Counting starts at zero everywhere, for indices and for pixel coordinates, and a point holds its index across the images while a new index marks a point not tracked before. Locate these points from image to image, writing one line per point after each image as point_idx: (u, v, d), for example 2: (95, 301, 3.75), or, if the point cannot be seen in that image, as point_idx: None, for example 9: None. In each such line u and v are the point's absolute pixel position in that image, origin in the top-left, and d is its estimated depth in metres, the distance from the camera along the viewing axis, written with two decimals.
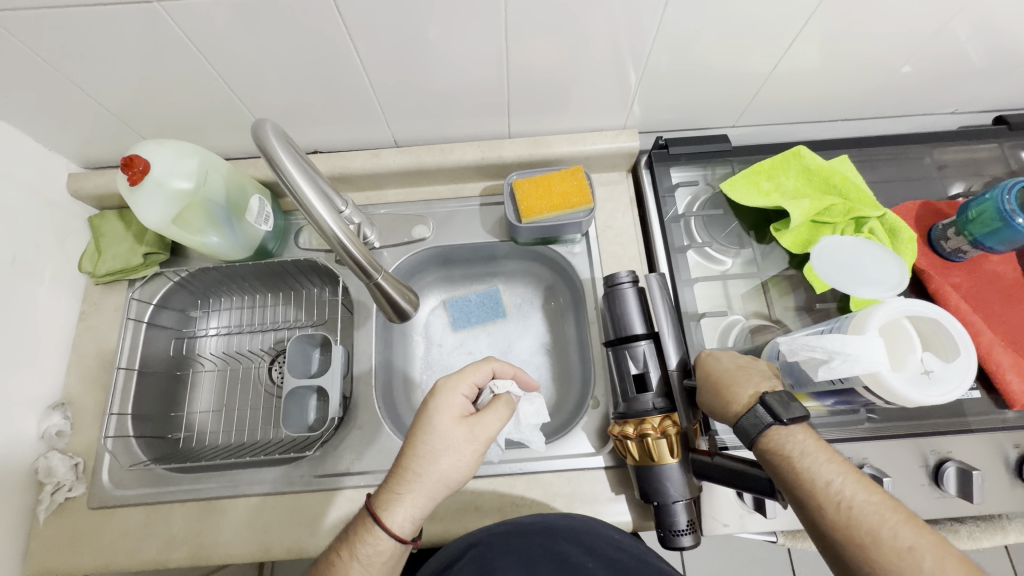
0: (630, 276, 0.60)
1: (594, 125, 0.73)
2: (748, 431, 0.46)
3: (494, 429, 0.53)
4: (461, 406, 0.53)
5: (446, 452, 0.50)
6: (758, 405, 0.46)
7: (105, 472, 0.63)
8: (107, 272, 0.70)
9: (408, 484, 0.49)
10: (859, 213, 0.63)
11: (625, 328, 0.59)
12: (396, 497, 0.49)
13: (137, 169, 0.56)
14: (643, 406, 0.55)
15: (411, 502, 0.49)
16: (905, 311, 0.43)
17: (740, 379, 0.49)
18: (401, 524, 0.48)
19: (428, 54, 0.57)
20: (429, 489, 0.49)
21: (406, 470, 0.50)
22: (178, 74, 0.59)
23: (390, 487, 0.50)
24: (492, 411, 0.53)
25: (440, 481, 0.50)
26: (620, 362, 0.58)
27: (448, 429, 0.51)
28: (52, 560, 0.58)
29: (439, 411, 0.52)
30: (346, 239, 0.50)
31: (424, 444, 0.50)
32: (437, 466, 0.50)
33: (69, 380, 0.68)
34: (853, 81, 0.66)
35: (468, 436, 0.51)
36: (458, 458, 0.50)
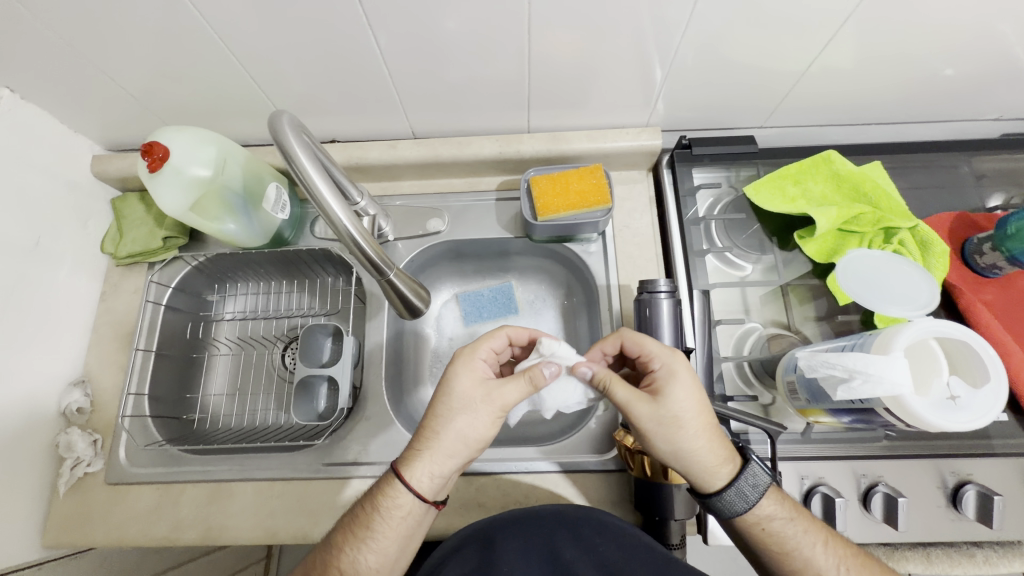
0: (665, 288, 0.57)
1: (615, 122, 0.71)
2: (743, 492, 0.48)
3: (513, 398, 0.50)
4: (481, 370, 0.52)
5: (463, 411, 0.49)
6: (752, 463, 0.49)
7: (121, 450, 0.65)
8: (127, 254, 0.71)
9: (427, 443, 0.49)
10: (888, 223, 0.60)
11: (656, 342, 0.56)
12: (415, 456, 0.49)
13: (156, 156, 0.57)
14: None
15: (430, 458, 0.48)
16: (934, 332, 0.41)
17: (672, 439, 0.48)
18: (420, 481, 0.48)
19: (446, 45, 0.56)
20: (448, 447, 0.48)
21: (424, 430, 0.49)
22: (198, 60, 0.59)
23: (413, 445, 0.50)
24: (513, 382, 0.50)
25: (459, 441, 0.49)
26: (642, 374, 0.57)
27: (464, 390, 0.50)
28: (71, 532, 0.61)
29: (457, 376, 0.51)
30: (358, 233, 0.49)
31: (443, 405, 0.50)
32: (454, 425, 0.49)
33: (89, 359, 0.70)
34: (889, 83, 0.63)
35: (485, 398, 0.49)
36: (474, 418, 0.49)
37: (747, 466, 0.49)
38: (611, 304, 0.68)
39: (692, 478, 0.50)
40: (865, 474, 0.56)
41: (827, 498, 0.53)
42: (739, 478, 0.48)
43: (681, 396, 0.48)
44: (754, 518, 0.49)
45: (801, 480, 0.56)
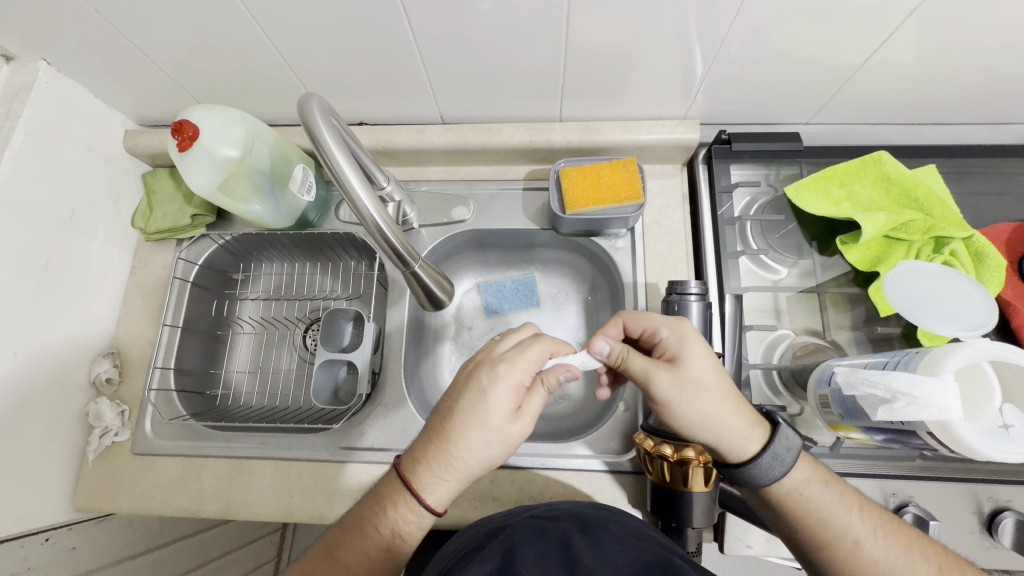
0: (698, 292, 0.55)
1: (651, 113, 0.68)
2: (779, 455, 0.46)
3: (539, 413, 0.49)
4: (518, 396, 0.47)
5: (497, 445, 0.46)
6: (774, 442, 0.46)
7: (147, 422, 0.66)
8: (157, 230, 0.72)
9: (454, 467, 0.46)
10: (941, 232, 0.57)
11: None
12: (429, 467, 0.47)
13: (186, 135, 0.56)
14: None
15: (452, 481, 0.47)
16: (989, 355, 0.38)
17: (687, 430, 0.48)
18: (436, 501, 0.47)
19: (481, 30, 0.54)
20: (470, 473, 0.47)
21: (451, 454, 0.46)
22: (229, 38, 0.58)
23: (427, 466, 0.46)
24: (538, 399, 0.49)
25: (476, 458, 0.46)
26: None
27: (502, 422, 0.46)
28: (99, 498, 0.63)
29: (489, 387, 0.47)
30: (383, 223, 0.48)
31: (473, 427, 0.46)
32: (484, 455, 0.47)
33: (118, 331, 0.71)
34: (953, 81, 0.59)
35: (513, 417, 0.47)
36: (504, 446, 0.47)
37: (769, 447, 0.46)
38: (636, 303, 0.66)
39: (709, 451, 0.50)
40: (894, 493, 0.54)
41: None
42: (777, 441, 0.46)
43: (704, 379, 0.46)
44: (792, 484, 0.47)
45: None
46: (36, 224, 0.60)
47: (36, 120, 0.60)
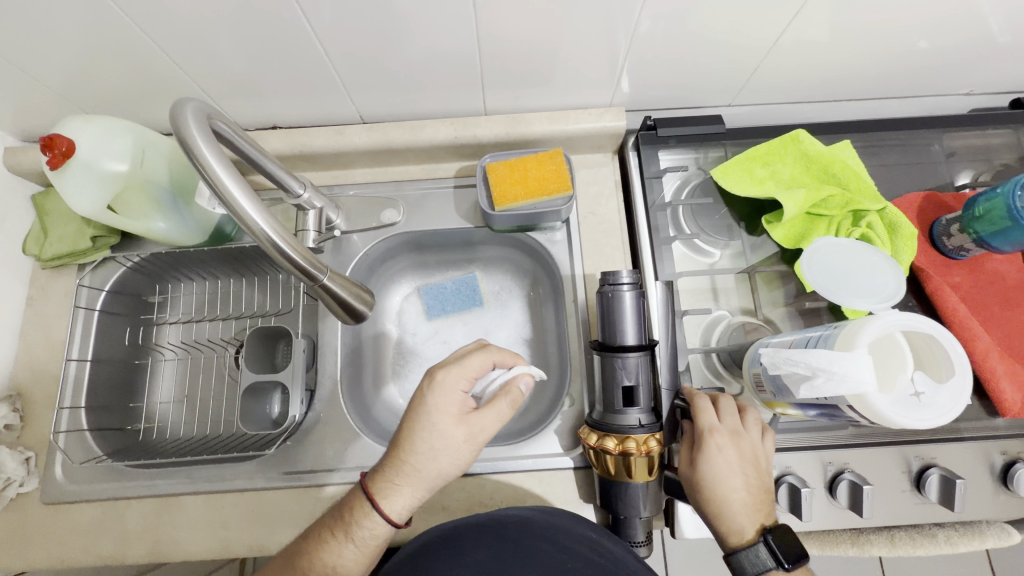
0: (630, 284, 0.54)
1: (578, 102, 0.67)
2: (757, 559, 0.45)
3: (494, 428, 0.49)
4: (459, 405, 0.48)
5: (443, 455, 0.47)
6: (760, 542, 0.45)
7: (58, 467, 0.61)
8: (53, 256, 0.65)
9: (407, 476, 0.47)
10: (858, 205, 0.59)
11: (622, 338, 0.53)
12: (384, 479, 0.48)
13: (58, 150, 0.51)
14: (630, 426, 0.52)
15: (410, 493, 0.48)
16: (900, 326, 0.39)
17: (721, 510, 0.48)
18: (393, 508, 0.47)
19: (385, 21, 0.51)
20: (427, 483, 0.48)
21: (401, 460, 0.48)
22: (109, 40, 0.52)
23: (385, 475, 0.48)
24: (493, 410, 0.49)
25: (420, 473, 0.48)
26: (609, 372, 0.54)
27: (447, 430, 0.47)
28: (8, 555, 0.57)
29: (436, 408, 0.47)
30: (278, 237, 0.43)
31: (421, 439, 0.47)
32: (434, 464, 0.47)
33: (17, 371, 0.64)
34: (860, 57, 0.60)
35: (435, 423, 0.47)
36: (455, 457, 0.48)
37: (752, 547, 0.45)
38: (576, 295, 0.66)
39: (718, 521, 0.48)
40: (831, 462, 0.55)
41: (792, 489, 0.53)
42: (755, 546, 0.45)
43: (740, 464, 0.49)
44: None
45: None
46: None
47: None
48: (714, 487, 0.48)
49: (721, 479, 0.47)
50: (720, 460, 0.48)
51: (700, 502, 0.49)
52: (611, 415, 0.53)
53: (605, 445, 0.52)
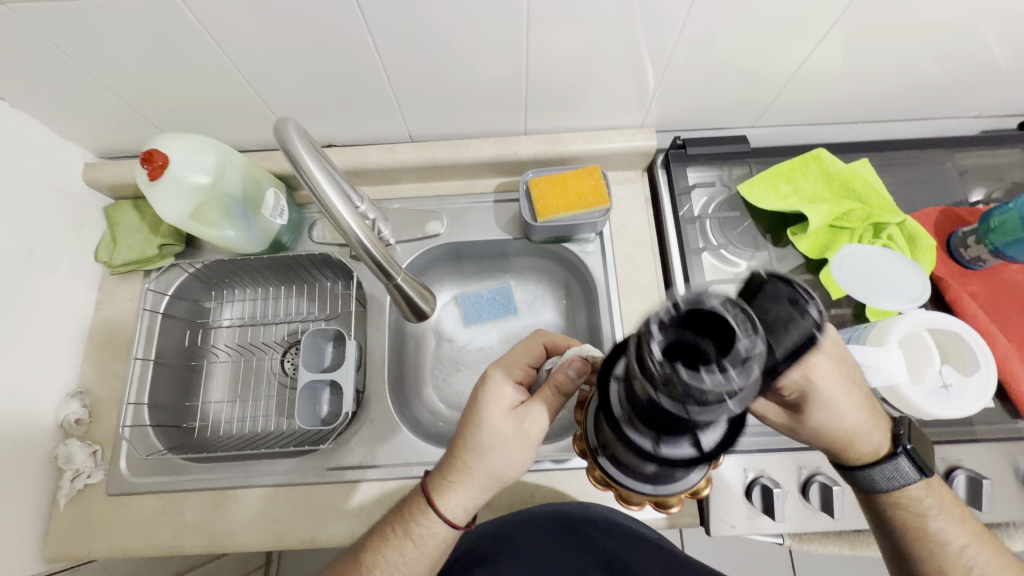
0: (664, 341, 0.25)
1: (611, 123, 0.72)
2: (898, 472, 0.44)
3: (544, 422, 0.46)
4: (509, 398, 0.47)
5: (495, 448, 0.46)
6: (902, 456, 0.44)
7: (123, 460, 0.64)
8: (123, 262, 0.71)
9: (462, 474, 0.47)
10: (877, 219, 0.62)
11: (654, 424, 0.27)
12: (445, 484, 0.48)
13: (156, 164, 0.57)
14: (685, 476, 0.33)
15: (463, 491, 0.47)
16: (928, 324, 0.43)
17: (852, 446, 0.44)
18: (454, 512, 0.48)
19: (445, 49, 0.57)
20: (480, 482, 0.47)
21: (456, 460, 0.47)
22: (192, 63, 0.58)
23: (441, 473, 0.48)
24: (538, 400, 0.46)
25: (479, 473, 0.47)
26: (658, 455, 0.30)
27: (494, 423, 0.46)
28: (71, 546, 0.60)
29: (485, 402, 0.47)
30: (365, 237, 0.52)
31: (471, 438, 0.46)
32: (485, 461, 0.46)
33: (85, 369, 0.69)
34: (877, 82, 0.65)
35: (482, 419, 0.46)
36: (506, 453, 0.46)
37: (895, 460, 0.44)
38: (610, 300, 0.69)
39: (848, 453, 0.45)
40: None
41: (824, 488, 0.55)
42: (880, 467, 0.44)
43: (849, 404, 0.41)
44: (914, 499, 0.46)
45: (797, 471, 0.57)
46: None
47: None
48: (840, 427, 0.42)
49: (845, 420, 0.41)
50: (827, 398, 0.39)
51: (832, 442, 0.43)
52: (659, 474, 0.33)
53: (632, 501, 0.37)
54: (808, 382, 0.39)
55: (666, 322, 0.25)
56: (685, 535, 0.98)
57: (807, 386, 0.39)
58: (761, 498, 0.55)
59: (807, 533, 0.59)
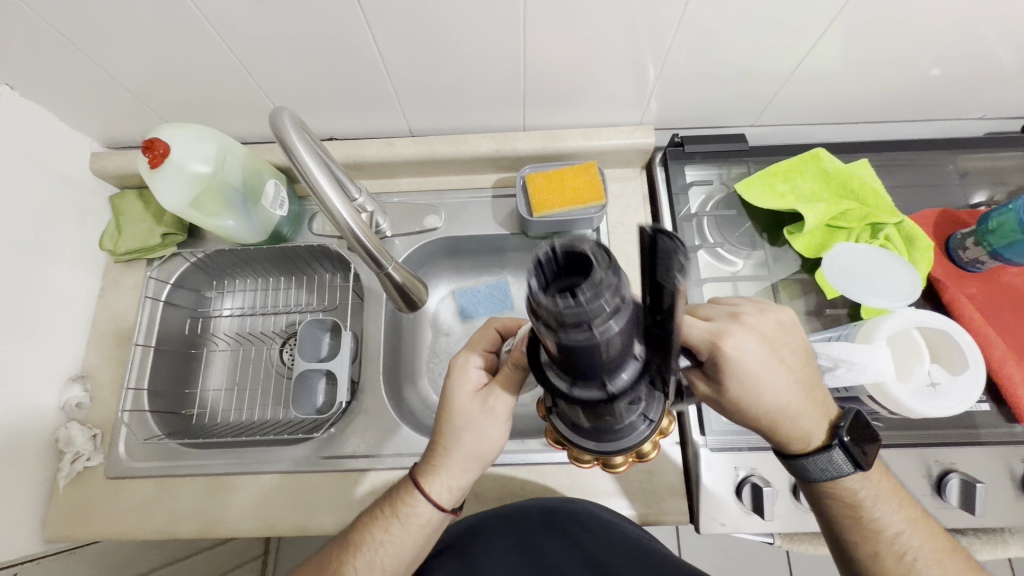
0: (613, 298, 0.24)
1: (610, 120, 0.72)
2: (832, 463, 0.43)
3: (510, 400, 0.45)
4: (475, 380, 0.47)
5: (468, 430, 0.47)
6: (836, 448, 0.43)
7: (122, 444, 0.65)
8: (127, 250, 0.72)
9: (442, 457, 0.48)
10: (875, 219, 0.62)
11: (614, 372, 0.29)
12: (428, 467, 0.48)
13: (157, 152, 0.58)
14: (634, 435, 0.34)
15: (446, 475, 0.48)
16: (915, 321, 0.43)
17: (787, 428, 0.43)
18: (439, 493, 0.48)
19: (444, 44, 0.58)
20: (462, 463, 0.48)
21: (436, 444, 0.48)
22: (195, 55, 0.59)
23: (426, 457, 0.49)
24: (502, 380, 0.45)
25: (458, 455, 0.47)
26: (600, 411, 0.32)
27: (463, 405, 0.47)
28: (69, 526, 0.61)
29: (453, 388, 0.47)
30: (358, 228, 0.53)
31: (444, 421, 0.48)
32: (463, 442, 0.47)
33: (87, 354, 0.70)
34: (876, 82, 0.65)
35: (452, 403, 0.47)
36: (481, 433, 0.47)
37: (828, 451, 0.43)
38: None
39: (783, 438, 0.43)
40: None
41: None
42: (812, 458, 0.44)
43: (772, 379, 0.40)
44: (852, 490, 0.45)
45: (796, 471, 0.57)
46: None
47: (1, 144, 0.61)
48: (761, 402, 0.41)
49: (764, 393, 0.40)
50: (741, 370, 0.39)
51: (758, 424, 0.42)
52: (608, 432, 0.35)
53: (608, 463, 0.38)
54: (717, 350, 0.39)
55: (546, 272, 0.25)
56: (681, 536, 0.97)
57: (718, 354, 0.39)
58: (751, 496, 0.55)
59: (798, 532, 0.59)
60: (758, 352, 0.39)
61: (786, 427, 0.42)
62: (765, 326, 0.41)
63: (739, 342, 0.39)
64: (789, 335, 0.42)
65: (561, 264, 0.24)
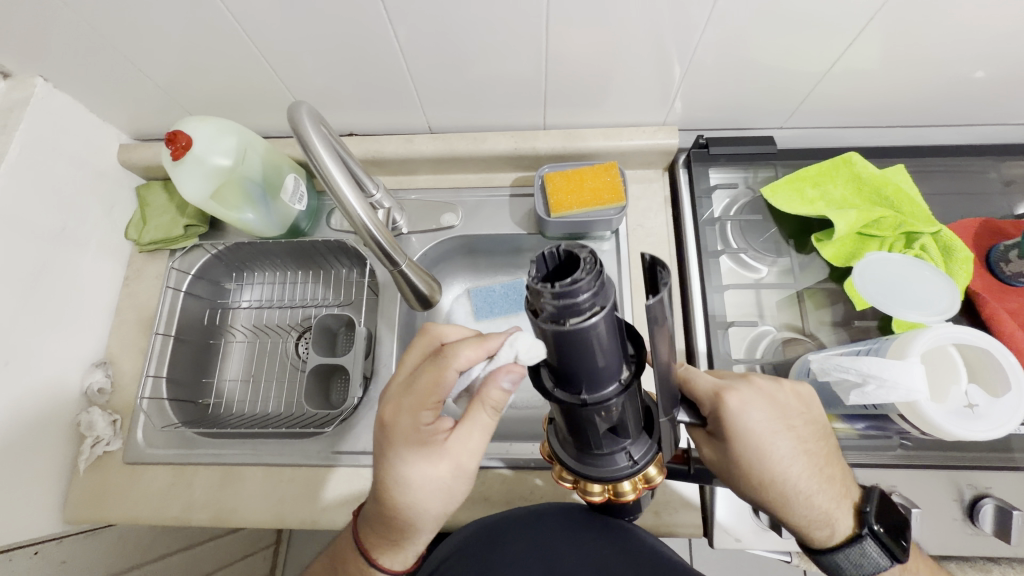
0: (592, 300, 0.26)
1: (632, 120, 0.71)
2: (864, 556, 0.42)
3: (480, 444, 0.42)
4: (432, 434, 0.42)
5: (434, 492, 0.42)
6: (867, 538, 0.42)
7: (139, 431, 0.66)
8: (150, 241, 0.73)
9: (403, 529, 0.44)
10: (910, 228, 0.59)
11: (597, 385, 0.31)
12: (381, 542, 0.45)
13: (180, 145, 0.59)
14: (613, 465, 0.37)
15: (408, 541, 0.45)
16: (951, 338, 0.41)
17: (796, 503, 0.42)
18: (395, 560, 0.46)
19: (465, 42, 0.57)
20: (430, 526, 0.44)
21: (393, 519, 0.43)
22: (219, 49, 0.60)
23: (374, 531, 0.45)
24: (471, 424, 0.41)
25: (423, 521, 0.43)
26: (581, 429, 0.35)
27: (426, 472, 0.41)
28: (87, 510, 0.62)
29: (409, 452, 0.41)
30: (372, 224, 0.53)
31: (402, 496, 0.42)
32: (429, 509, 0.42)
33: (110, 342, 0.72)
34: (915, 85, 0.62)
35: (411, 474, 0.41)
36: (451, 491, 0.42)
37: (858, 542, 0.42)
38: (622, 299, 0.67)
39: (794, 514, 0.43)
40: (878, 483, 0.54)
41: None
42: (841, 551, 0.43)
43: (778, 445, 0.41)
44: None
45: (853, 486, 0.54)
46: (28, 235, 0.61)
47: (33, 133, 0.62)
48: (769, 468, 0.42)
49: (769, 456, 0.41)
50: (747, 433, 0.41)
51: (766, 493, 0.43)
52: (591, 455, 0.38)
53: (588, 491, 0.39)
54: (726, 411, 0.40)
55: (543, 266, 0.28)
56: (693, 546, 0.95)
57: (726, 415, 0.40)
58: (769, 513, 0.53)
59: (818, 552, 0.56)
60: (765, 415, 0.41)
61: (798, 504, 0.42)
62: (778, 392, 0.43)
63: (744, 399, 0.41)
64: (803, 405, 0.44)
65: (561, 263, 0.28)
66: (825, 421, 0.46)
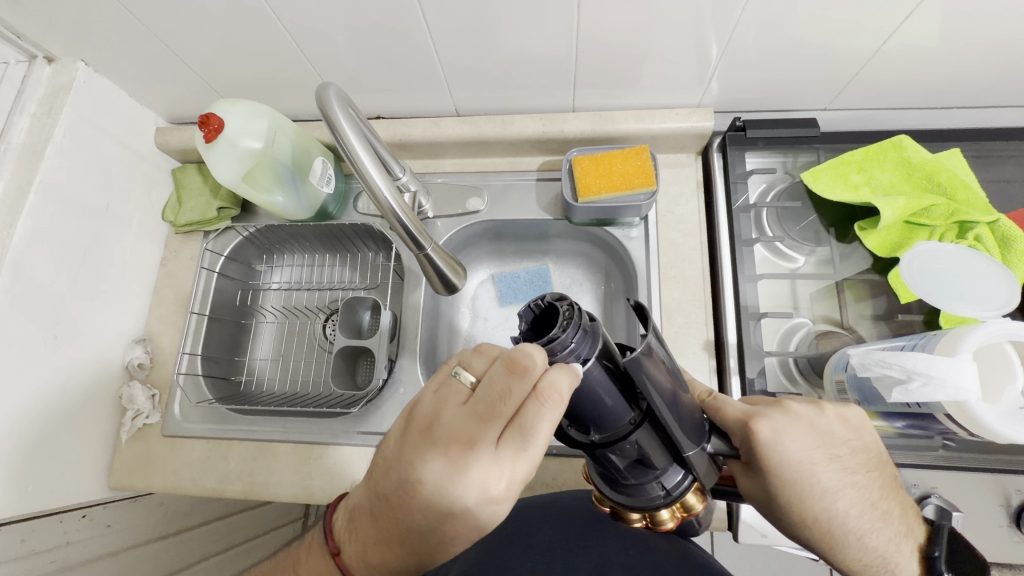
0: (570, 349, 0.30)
1: (667, 102, 0.68)
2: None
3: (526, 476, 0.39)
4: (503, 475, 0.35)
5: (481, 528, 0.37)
6: None
7: (176, 405, 0.69)
8: (186, 222, 0.75)
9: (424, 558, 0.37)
10: (964, 216, 0.56)
11: (606, 425, 0.34)
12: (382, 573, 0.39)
13: (212, 127, 0.60)
14: (648, 495, 0.38)
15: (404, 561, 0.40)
16: (1008, 335, 0.38)
17: (842, 539, 0.41)
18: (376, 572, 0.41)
19: (494, 21, 0.56)
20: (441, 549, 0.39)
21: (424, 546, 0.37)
22: (249, 33, 0.60)
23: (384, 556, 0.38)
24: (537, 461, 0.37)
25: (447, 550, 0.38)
26: (600, 460, 0.37)
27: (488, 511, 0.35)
28: (130, 478, 0.65)
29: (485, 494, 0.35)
30: (398, 206, 0.52)
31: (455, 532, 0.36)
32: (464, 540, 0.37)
33: (149, 319, 0.74)
34: (978, 63, 0.57)
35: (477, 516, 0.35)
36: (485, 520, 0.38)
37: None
38: (649, 287, 0.66)
39: (838, 549, 0.42)
40: (917, 484, 0.52)
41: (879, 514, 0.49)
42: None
43: (821, 478, 0.40)
44: None
45: (909, 489, 0.52)
46: (73, 215, 0.64)
47: (76, 117, 0.64)
48: (811, 504, 0.41)
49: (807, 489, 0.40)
50: (785, 465, 0.39)
51: (808, 527, 0.42)
52: (623, 485, 0.38)
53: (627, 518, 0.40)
54: (762, 442, 0.39)
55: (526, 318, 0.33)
56: (716, 539, 0.94)
57: (763, 446, 0.39)
58: None
59: None
60: (803, 445, 0.40)
61: (849, 543, 0.41)
62: (818, 420, 0.42)
63: (777, 426, 0.40)
64: (850, 432, 0.42)
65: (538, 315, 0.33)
66: (883, 449, 0.44)
